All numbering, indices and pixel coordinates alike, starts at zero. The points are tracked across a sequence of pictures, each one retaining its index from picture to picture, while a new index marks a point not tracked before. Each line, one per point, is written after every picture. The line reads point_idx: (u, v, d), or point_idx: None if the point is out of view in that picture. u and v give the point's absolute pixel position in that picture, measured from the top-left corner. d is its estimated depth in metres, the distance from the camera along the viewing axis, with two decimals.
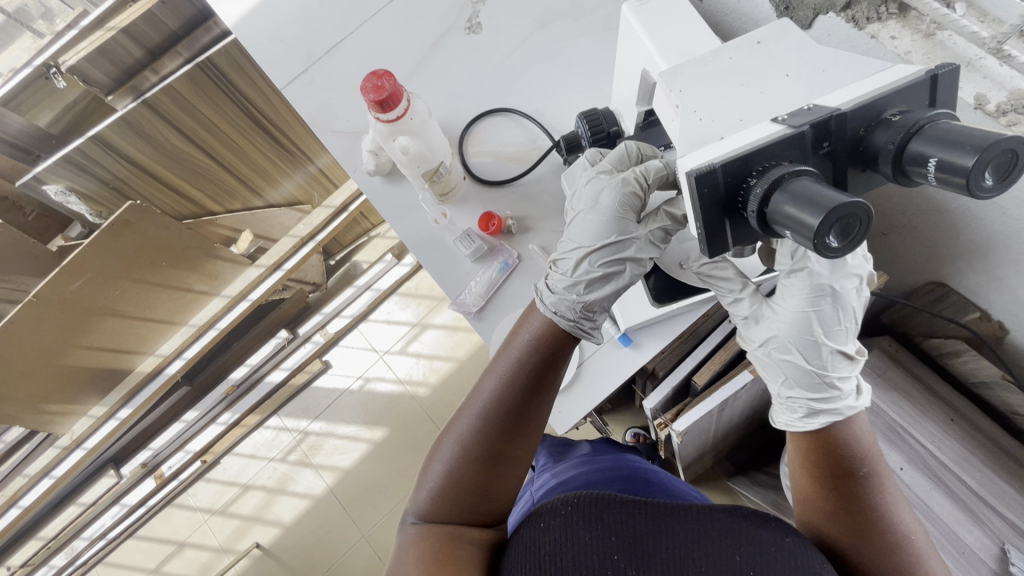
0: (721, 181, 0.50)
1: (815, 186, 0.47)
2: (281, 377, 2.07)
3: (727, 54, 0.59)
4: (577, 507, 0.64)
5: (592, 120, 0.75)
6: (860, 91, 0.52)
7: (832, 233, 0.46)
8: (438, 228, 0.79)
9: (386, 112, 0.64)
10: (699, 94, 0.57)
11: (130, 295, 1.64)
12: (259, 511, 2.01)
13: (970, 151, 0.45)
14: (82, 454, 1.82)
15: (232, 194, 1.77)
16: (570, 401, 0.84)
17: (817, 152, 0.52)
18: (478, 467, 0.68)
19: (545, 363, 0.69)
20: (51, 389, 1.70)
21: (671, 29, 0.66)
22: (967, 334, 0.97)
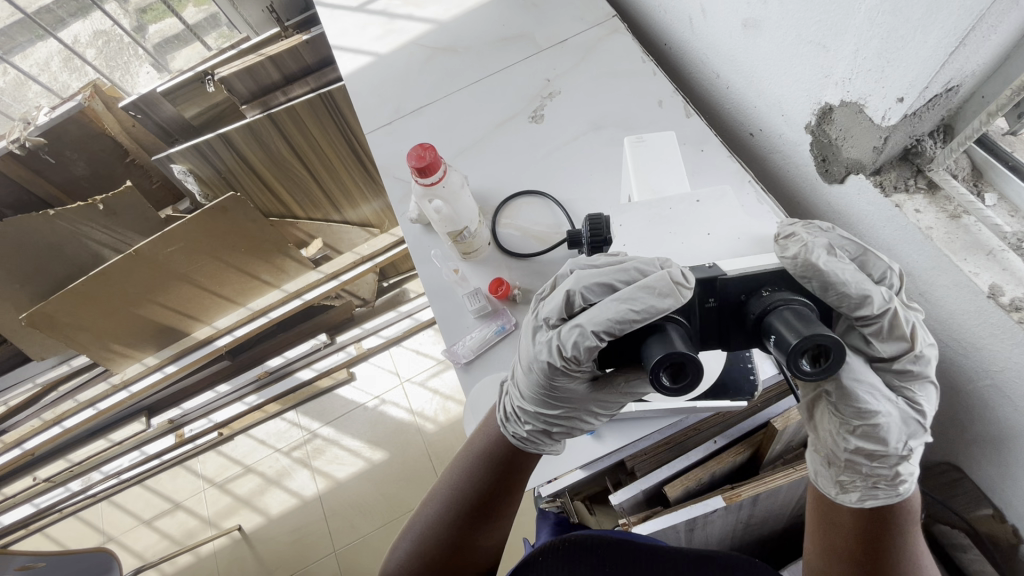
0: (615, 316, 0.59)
1: (669, 333, 0.54)
2: (309, 376, 2.20)
3: (670, 204, 0.73)
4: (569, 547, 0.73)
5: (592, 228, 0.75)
6: (749, 264, 0.60)
7: (665, 372, 0.51)
8: (452, 279, 0.87)
9: (424, 177, 0.76)
10: (633, 236, 0.72)
11: (208, 270, 1.88)
12: (252, 496, 2.11)
13: (795, 334, 0.49)
14: (125, 395, 2.03)
15: (317, 204, 1.99)
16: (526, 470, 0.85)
17: (704, 305, 0.59)
18: (443, 550, 0.72)
19: (507, 465, 0.73)
20: (122, 332, 1.94)
21: (657, 170, 0.79)
22: (978, 531, 0.88)
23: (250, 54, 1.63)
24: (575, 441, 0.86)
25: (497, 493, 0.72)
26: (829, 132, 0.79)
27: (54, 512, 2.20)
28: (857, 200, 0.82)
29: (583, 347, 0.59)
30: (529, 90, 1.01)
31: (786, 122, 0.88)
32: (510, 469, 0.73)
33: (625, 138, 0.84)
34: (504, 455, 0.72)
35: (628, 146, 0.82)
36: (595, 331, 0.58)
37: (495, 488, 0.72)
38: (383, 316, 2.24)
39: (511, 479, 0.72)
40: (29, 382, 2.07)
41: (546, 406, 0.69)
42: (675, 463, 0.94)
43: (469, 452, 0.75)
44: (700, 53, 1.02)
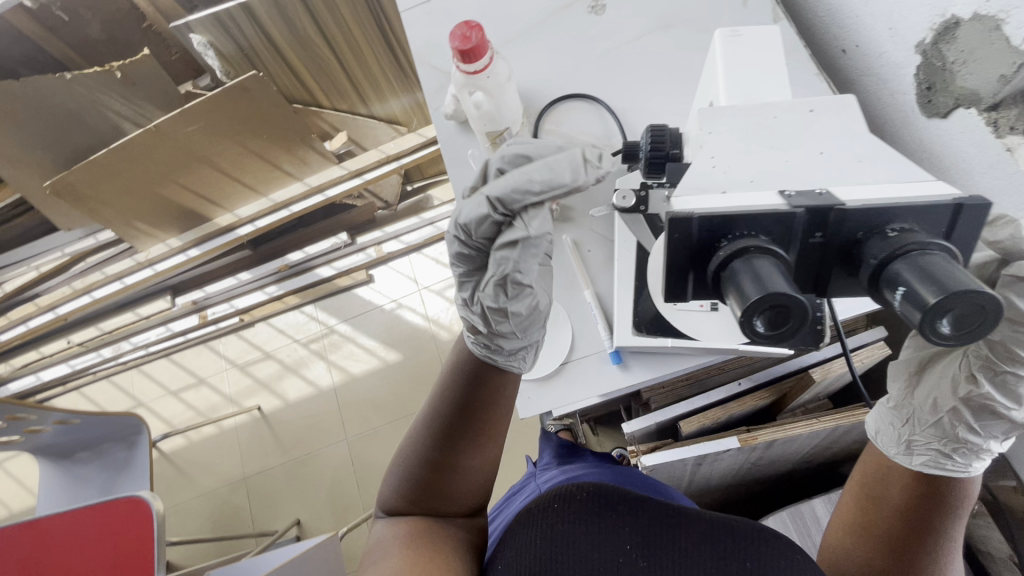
0: (694, 231, 0.49)
1: (771, 272, 0.45)
2: (328, 274, 2.20)
3: (774, 111, 0.58)
4: (597, 493, 0.74)
5: (656, 136, 0.59)
6: (874, 192, 0.48)
7: (761, 318, 0.44)
8: None
9: (467, 63, 0.67)
10: (723, 144, 0.57)
11: (230, 154, 1.82)
12: (271, 380, 2.21)
13: (938, 292, 0.42)
14: (150, 273, 2.06)
15: (342, 94, 1.87)
16: (543, 392, 0.83)
17: (807, 240, 0.50)
18: (428, 472, 0.73)
19: (474, 378, 0.72)
20: (145, 211, 1.92)
21: (748, 71, 0.64)
22: (994, 500, 0.87)
23: None
24: (599, 371, 0.82)
25: (471, 409, 0.72)
26: (946, 53, 0.67)
27: (88, 374, 2.35)
28: (961, 142, 0.71)
29: (472, 215, 0.65)
30: None
31: (893, 38, 0.74)
32: (477, 383, 0.73)
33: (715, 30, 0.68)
34: (469, 369, 0.72)
35: (719, 38, 0.68)
36: (487, 197, 0.64)
37: (468, 402, 0.72)
38: (406, 222, 2.15)
39: (481, 394, 0.72)
40: (58, 252, 2.08)
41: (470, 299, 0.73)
42: (694, 400, 0.92)
43: (443, 372, 0.75)
44: None
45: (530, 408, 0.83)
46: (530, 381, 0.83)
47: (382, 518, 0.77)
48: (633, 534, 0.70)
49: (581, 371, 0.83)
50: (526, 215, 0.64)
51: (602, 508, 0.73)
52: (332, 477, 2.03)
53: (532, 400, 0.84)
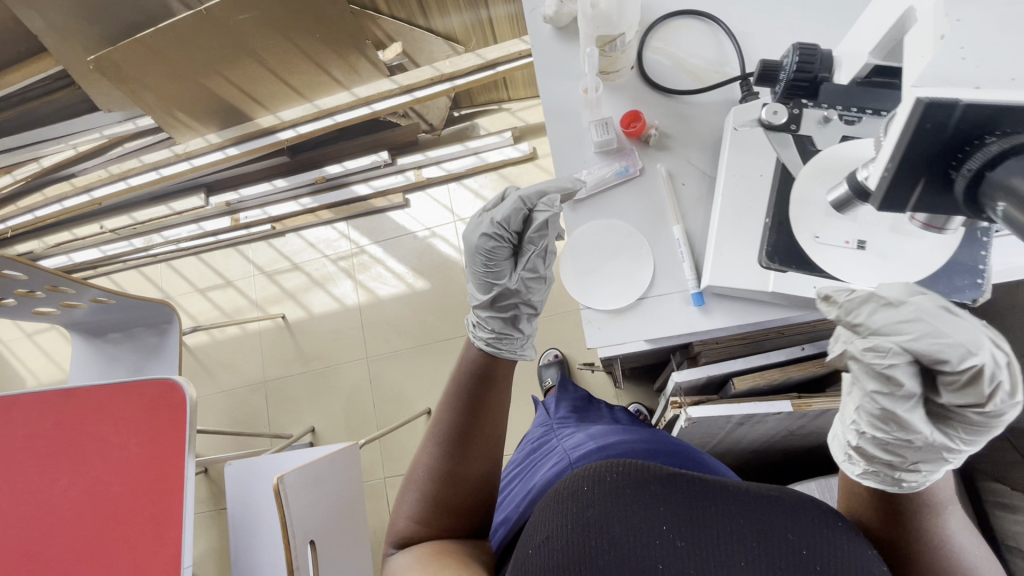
0: (952, 124, 0.46)
1: None
2: (364, 193, 2.16)
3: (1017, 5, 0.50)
4: (621, 472, 0.63)
5: (805, 57, 0.71)
6: None
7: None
8: (584, 99, 0.84)
9: None
10: (975, 36, 0.47)
11: (279, 51, 1.74)
12: (298, 291, 2.22)
13: None
14: (187, 167, 2.04)
15: (402, 2, 1.75)
16: (614, 326, 0.82)
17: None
18: (446, 484, 0.78)
19: (478, 375, 0.83)
20: (187, 100, 1.87)
21: None
22: None
23: None
24: (676, 311, 0.82)
25: (473, 412, 0.80)
26: None
27: (119, 262, 2.37)
28: None
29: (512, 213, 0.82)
30: None
31: None
32: (481, 381, 0.83)
33: None
34: (477, 367, 0.83)
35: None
36: (518, 197, 0.81)
37: (470, 405, 0.81)
38: (449, 147, 2.10)
39: (485, 391, 0.82)
40: (96, 133, 2.04)
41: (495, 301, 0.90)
42: (751, 359, 0.90)
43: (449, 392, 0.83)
44: None
45: (598, 339, 0.82)
46: (601, 311, 0.82)
47: (395, 547, 0.79)
48: (667, 510, 0.60)
49: (655, 309, 0.82)
50: (548, 201, 0.81)
51: (627, 492, 0.61)
52: (349, 392, 2.07)
53: (600, 332, 0.83)
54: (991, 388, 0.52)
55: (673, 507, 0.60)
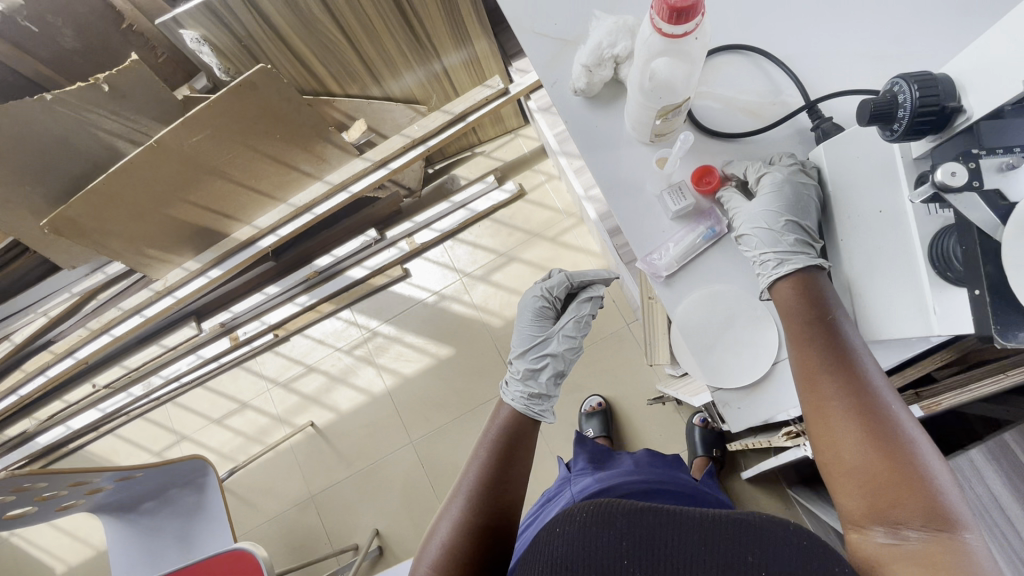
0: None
1: None
2: (361, 275, 2.07)
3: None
4: (589, 513, 0.55)
5: (927, 86, 0.56)
6: None
7: None
8: (657, 172, 0.77)
9: (676, 23, 0.55)
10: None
11: (241, 161, 1.65)
12: (320, 393, 2.10)
13: None
14: (172, 301, 1.92)
15: (353, 75, 1.68)
16: (754, 401, 0.79)
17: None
18: (475, 537, 0.76)
19: (512, 441, 0.88)
20: (156, 235, 1.76)
21: None
22: None
23: None
24: None
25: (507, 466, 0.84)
26: None
27: (121, 415, 2.21)
28: None
29: (559, 284, 1.13)
30: None
31: None
32: (516, 441, 0.88)
33: None
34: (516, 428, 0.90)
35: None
36: (563, 273, 1.14)
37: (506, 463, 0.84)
38: (435, 207, 2.04)
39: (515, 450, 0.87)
40: (66, 292, 1.92)
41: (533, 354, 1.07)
42: None
43: (486, 445, 0.87)
44: None
45: (743, 419, 0.79)
46: (737, 390, 0.78)
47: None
48: (629, 549, 0.52)
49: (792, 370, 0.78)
50: (593, 285, 1.13)
51: (589, 528, 0.54)
52: (403, 483, 1.96)
53: (738, 408, 0.80)
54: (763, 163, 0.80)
55: (633, 538, 0.53)
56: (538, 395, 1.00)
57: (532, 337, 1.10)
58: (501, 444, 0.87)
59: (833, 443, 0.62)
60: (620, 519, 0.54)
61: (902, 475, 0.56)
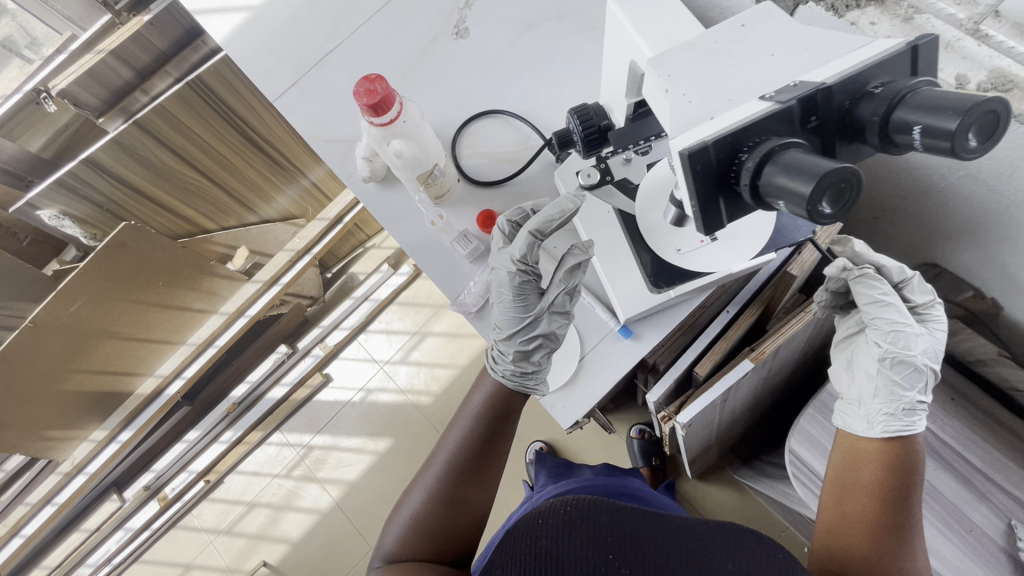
0: (716, 158, 0.49)
1: (805, 156, 0.45)
2: (281, 393, 2.06)
3: (712, 40, 0.56)
4: (575, 508, 0.62)
5: (583, 116, 0.70)
6: (840, 66, 0.50)
7: (826, 199, 0.44)
8: (435, 229, 0.81)
9: (379, 115, 0.65)
10: (691, 83, 0.54)
11: (128, 317, 1.65)
12: (266, 528, 2.00)
13: (952, 115, 0.43)
14: (84, 479, 1.81)
15: (225, 210, 1.77)
16: (573, 397, 0.83)
17: (805, 127, 0.50)
18: (445, 506, 0.82)
19: (497, 416, 0.87)
20: (52, 415, 1.69)
21: (652, 15, 0.64)
22: (962, 313, 0.99)
23: (85, 55, 1.36)
24: (614, 350, 0.83)
25: (484, 446, 0.86)
26: None
27: None
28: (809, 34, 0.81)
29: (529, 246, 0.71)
30: (443, 3, 0.90)
31: None
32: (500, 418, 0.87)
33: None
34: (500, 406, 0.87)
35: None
36: (530, 231, 0.71)
37: (483, 438, 0.86)
38: (340, 306, 2.09)
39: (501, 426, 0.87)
40: None
41: (518, 325, 0.77)
42: (697, 344, 0.96)
43: (465, 415, 0.88)
44: None
45: (570, 416, 0.83)
46: (557, 391, 0.83)
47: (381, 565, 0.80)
48: (614, 543, 0.59)
49: (598, 364, 0.83)
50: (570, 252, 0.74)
51: (574, 522, 0.61)
52: None
53: (566, 407, 0.84)
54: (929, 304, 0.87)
55: (616, 535, 0.59)
56: (527, 378, 0.77)
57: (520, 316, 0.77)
58: (487, 419, 0.86)
59: (871, 546, 0.71)
60: (602, 517, 0.61)
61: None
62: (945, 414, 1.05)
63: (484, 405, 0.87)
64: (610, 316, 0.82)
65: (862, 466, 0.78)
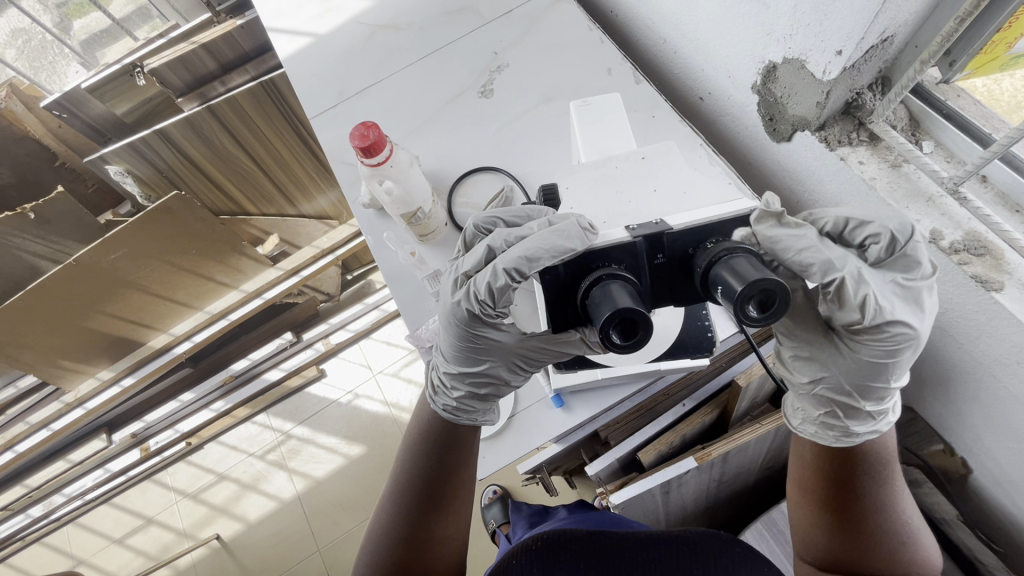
0: (562, 272, 0.55)
1: (615, 290, 0.49)
2: (277, 377, 2.15)
3: (615, 163, 0.67)
4: (550, 541, 0.60)
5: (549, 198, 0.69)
6: (691, 214, 0.56)
7: (616, 330, 0.48)
8: (410, 262, 0.86)
9: (369, 157, 0.73)
10: (580, 196, 0.66)
11: (158, 275, 1.79)
12: (228, 503, 2.05)
13: (739, 280, 0.46)
14: (81, 413, 1.93)
15: (269, 199, 1.91)
16: (496, 449, 0.84)
17: (653, 262, 0.55)
18: (400, 548, 0.70)
19: (447, 439, 0.74)
20: (70, 347, 1.84)
21: (612, 127, 0.75)
22: (931, 465, 0.95)
23: (181, 43, 1.54)
24: (545, 415, 0.85)
25: (440, 475, 0.72)
26: (774, 90, 0.80)
27: (16, 541, 2.09)
28: (803, 159, 0.84)
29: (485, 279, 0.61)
30: (477, 64, 0.99)
31: (733, 84, 0.88)
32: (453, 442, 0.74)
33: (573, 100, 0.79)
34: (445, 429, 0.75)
35: (574, 109, 0.77)
36: (485, 246, 0.64)
37: (437, 465, 0.73)
38: (350, 308, 2.19)
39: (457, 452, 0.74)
40: None
41: (469, 363, 0.72)
42: (646, 429, 0.96)
43: (416, 439, 0.76)
44: (644, 19, 1.01)
45: (488, 469, 0.83)
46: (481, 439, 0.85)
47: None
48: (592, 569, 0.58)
49: (529, 424, 0.85)
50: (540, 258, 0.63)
51: (548, 560, 0.59)
52: None
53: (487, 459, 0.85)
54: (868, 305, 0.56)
55: (590, 560, 0.58)
56: (472, 412, 0.75)
57: (465, 351, 0.71)
58: (432, 443, 0.74)
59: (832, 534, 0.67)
60: (576, 544, 0.60)
61: (903, 564, 0.64)
62: None
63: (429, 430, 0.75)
64: (546, 380, 0.85)
65: (800, 446, 0.73)
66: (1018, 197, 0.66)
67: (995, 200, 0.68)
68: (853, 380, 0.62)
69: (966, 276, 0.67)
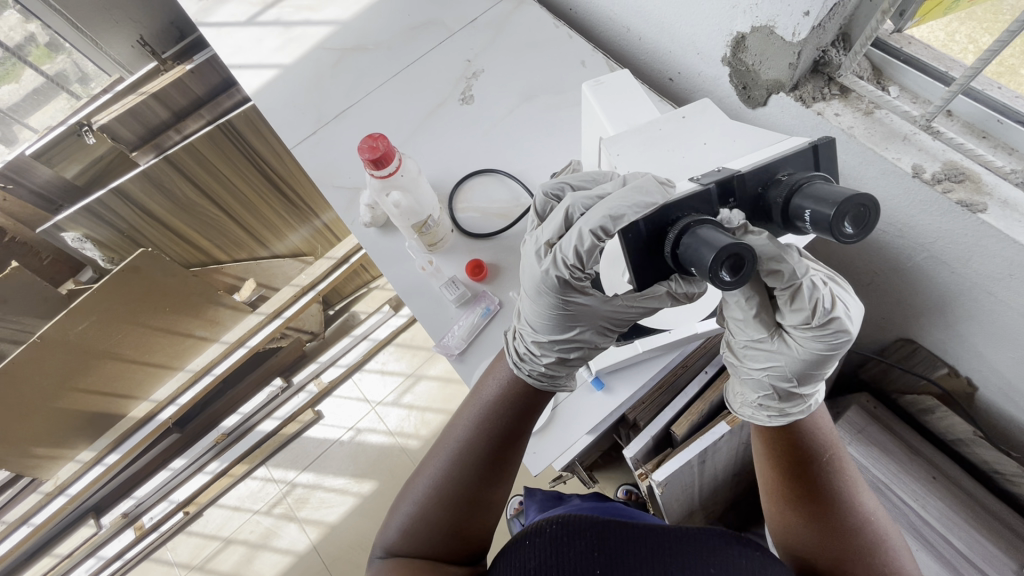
0: (643, 229, 0.56)
1: (712, 233, 0.51)
2: (272, 427, 2.06)
3: (659, 125, 0.71)
4: (562, 525, 0.62)
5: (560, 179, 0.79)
6: (757, 158, 0.61)
7: (724, 268, 0.49)
8: (425, 273, 0.85)
9: (379, 169, 0.73)
10: (635, 160, 0.69)
11: (133, 340, 1.69)
12: (239, 568, 1.94)
13: (831, 203, 0.50)
14: (65, 501, 1.79)
15: (240, 244, 1.86)
16: (544, 444, 0.85)
17: (724, 207, 0.59)
18: (460, 504, 0.69)
19: (521, 408, 0.72)
20: (43, 432, 1.71)
21: (623, 103, 0.77)
22: (939, 390, 1.01)
23: (128, 95, 1.49)
24: (586, 401, 0.86)
25: (507, 442, 0.71)
26: (745, 59, 0.85)
27: None
28: (781, 119, 0.89)
29: (574, 244, 0.60)
30: (452, 73, 1.00)
31: (703, 60, 0.92)
32: (526, 411, 0.72)
33: (584, 82, 0.80)
34: (522, 399, 0.72)
35: (588, 89, 0.79)
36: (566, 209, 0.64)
37: (506, 431, 0.71)
38: (338, 344, 2.14)
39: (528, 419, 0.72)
40: None
41: (560, 330, 0.70)
42: (675, 403, 0.97)
43: (488, 398, 0.72)
44: (606, 11, 1.05)
45: (539, 463, 0.85)
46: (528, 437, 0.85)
47: (382, 558, 0.70)
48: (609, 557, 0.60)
49: (570, 413, 0.86)
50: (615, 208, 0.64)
51: (562, 539, 0.62)
52: None
53: (538, 454, 0.86)
54: (819, 309, 0.61)
55: (609, 544, 0.61)
56: (557, 379, 0.73)
57: (551, 317, 0.69)
58: (505, 412, 0.71)
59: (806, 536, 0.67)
60: (591, 529, 0.62)
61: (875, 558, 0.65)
62: (931, 494, 1.00)
63: (498, 400, 0.72)
64: (584, 367, 0.86)
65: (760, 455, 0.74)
66: (983, 124, 0.72)
67: (963, 130, 0.74)
68: (795, 371, 0.66)
69: (952, 203, 0.71)
